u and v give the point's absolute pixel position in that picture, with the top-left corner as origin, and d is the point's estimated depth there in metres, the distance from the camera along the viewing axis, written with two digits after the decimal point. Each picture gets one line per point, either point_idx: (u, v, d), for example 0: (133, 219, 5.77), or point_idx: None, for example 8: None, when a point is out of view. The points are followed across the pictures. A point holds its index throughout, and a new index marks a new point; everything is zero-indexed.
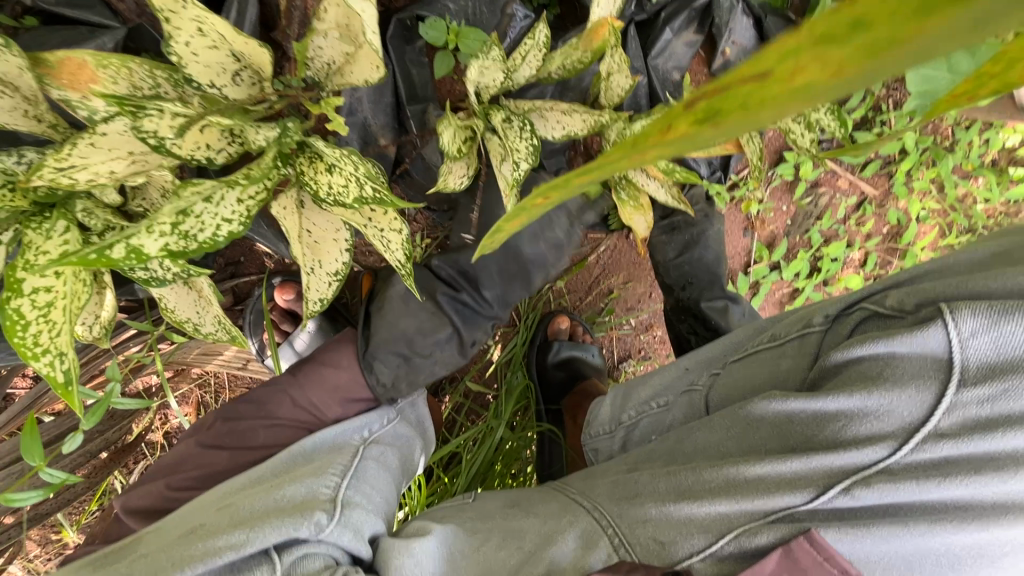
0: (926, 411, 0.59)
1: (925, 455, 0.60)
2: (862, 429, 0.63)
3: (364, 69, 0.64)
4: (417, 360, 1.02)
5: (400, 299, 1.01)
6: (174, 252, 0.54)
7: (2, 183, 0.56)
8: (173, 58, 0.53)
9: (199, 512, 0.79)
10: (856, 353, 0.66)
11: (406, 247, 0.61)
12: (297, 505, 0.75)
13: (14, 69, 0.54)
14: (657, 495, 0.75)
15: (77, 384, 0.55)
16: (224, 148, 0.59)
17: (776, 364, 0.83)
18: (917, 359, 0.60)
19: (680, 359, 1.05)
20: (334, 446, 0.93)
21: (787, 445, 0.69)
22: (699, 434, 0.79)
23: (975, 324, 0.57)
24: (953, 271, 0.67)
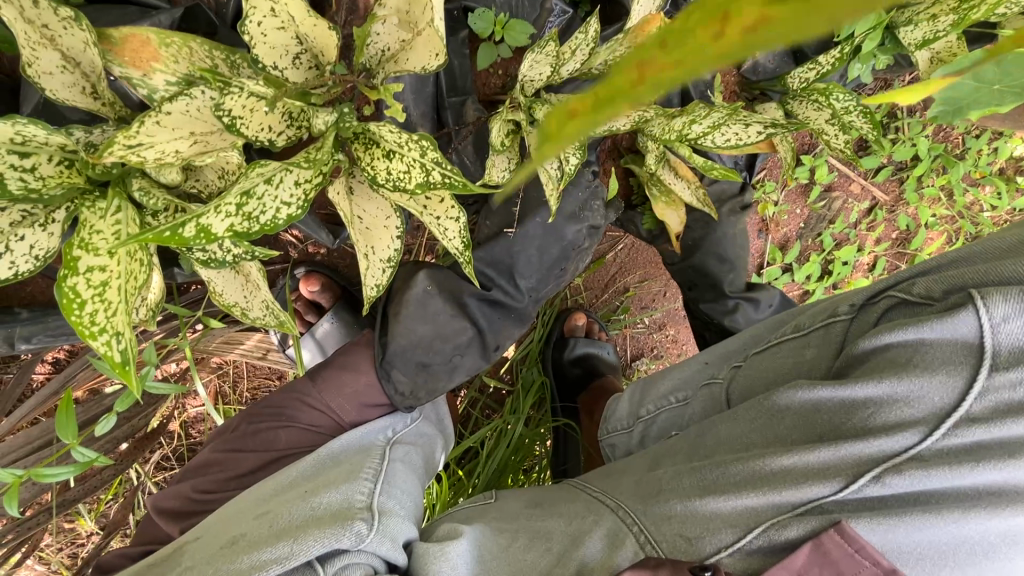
0: (957, 396, 0.57)
1: (959, 440, 0.57)
2: (892, 415, 0.60)
3: (421, 56, 0.63)
4: (436, 367, 0.98)
5: (419, 303, 0.95)
6: (238, 233, 0.54)
7: (60, 160, 0.55)
8: (244, 38, 0.54)
9: (236, 519, 0.79)
10: (886, 340, 0.64)
11: (464, 235, 0.61)
12: (334, 514, 0.74)
13: (79, 44, 0.53)
14: (680, 490, 0.72)
15: (134, 364, 0.54)
16: (284, 131, 0.60)
17: (799, 354, 0.80)
18: (947, 345, 0.58)
19: (698, 353, 1.01)
20: (360, 448, 0.92)
21: (814, 434, 0.66)
22: (721, 427, 0.76)
23: (1007, 309, 0.55)
24: (981, 258, 0.64)
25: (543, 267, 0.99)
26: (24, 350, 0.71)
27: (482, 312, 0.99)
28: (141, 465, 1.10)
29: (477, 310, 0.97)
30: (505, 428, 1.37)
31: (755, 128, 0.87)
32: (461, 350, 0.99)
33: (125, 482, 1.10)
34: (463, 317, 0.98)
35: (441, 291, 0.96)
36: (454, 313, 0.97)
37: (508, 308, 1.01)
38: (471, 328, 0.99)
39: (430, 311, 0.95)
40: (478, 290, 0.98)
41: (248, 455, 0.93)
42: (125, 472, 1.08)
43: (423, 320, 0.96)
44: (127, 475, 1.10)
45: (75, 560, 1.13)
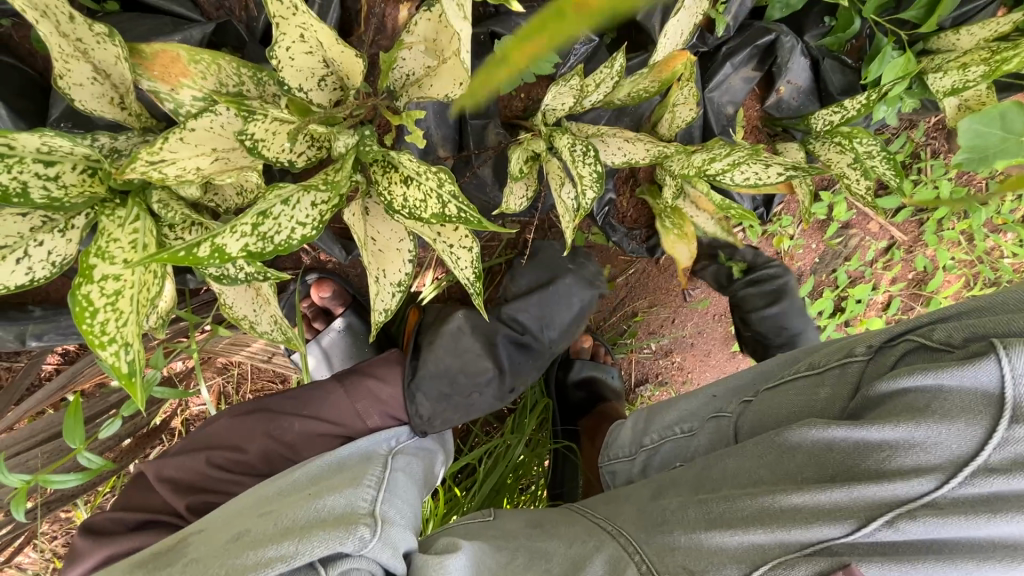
0: (976, 446, 0.54)
1: (973, 490, 0.54)
2: (907, 460, 0.57)
3: (445, 83, 0.63)
4: (457, 401, 1.00)
5: (453, 336, 1.01)
6: (253, 253, 0.54)
7: (84, 168, 0.56)
8: (272, 61, 0.55)
9: (242, 516, 0.77)
10: (903, 384, 0.59)
11: (476, 265, 0.61)
12: (338, 517, 0.72)
13: (110, 58, 0.54)
14: (686, 523, 0.69)
15: (140, 375, 0.55)
16: (304, 151, 0.61)
17: (812, 392, 0.76)
18: (967, 393, 0.55)
19: (707, 385, 0.98)
20: (362, 455, 0.90)
21: (825, 474, 0.63)
22: (728, 459, 0.72)
23: None
24: (1007, 306, 0.60)
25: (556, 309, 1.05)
26: (34, 346, 0.71)
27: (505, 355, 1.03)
28: (140, 461, 1.11)
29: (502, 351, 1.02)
30: (506, 447, 1.36)
31: (776, 170, 0.86)
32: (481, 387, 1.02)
33: (123, 477, 1.11)
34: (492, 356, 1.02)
35: (474, 328, 1.02)
36: (481, 351, 1.01)
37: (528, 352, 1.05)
38: (496, 368, 1.02)
39: (462, 344, 1.00)
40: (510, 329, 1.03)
41: (257, 444, 0.92)
42: (125, 468, 1.10)
43: (453, 350, 1.00)
44: (125, 470, 1.11)
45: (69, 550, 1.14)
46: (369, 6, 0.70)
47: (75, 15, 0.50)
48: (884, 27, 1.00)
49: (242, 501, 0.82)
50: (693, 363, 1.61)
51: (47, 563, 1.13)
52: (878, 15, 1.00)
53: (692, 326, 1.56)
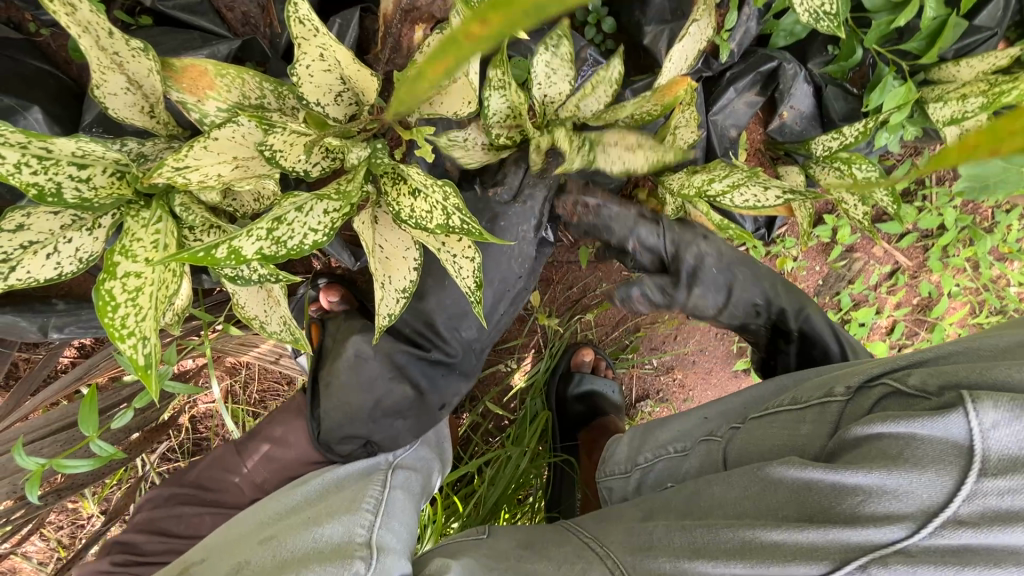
0: (946, 496, 0.55)
1: (944, 540, 0.55)
2: (880, 506, 0.58)
3: (455, 102, 0.66)
4: (378, 436, 0.96)
5: (349, 366, 0.93)
6: (267, 256, 0.57)
7: (114, 172, 0.59)
8: (292, 78, 0.58)
9: (243, 544, 0.83)
10: (877, 430, 0.61)
11: (477, 274, 0.64)
12: (335, 549, 0.78)
13: (143, 70, 0.58)
14: (667, 547, 0.69)
15: (156, 368, 0.58)
16: (320, 162, 0.64)
17: (794, 428, 0.75)
18: (938, 443, 0.56)
19: (700, 406, 1.00)
20: (360, 474, 0.94)
21: (803, 513, 0.63)
22: (713, 486, 0.73)
23: (997, 416, 0.53)
24: (977, 354, 0.65)
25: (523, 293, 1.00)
26: (55, 339, 0.74)
27: (422, 373, 0.96)
28: (147, 456, 1.15)
29: (417, 370, 0.95)
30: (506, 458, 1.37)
31: (774, 193, 0.88)
32: (397, 413, 0.96)
33: (130, 470, 1.15)
34: (403, 379, 0.95)
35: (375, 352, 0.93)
36: (390, 376, 0.94)
37: (450, 365, 0.98)
38: (411, 393, 0.96)
39: (363, 378, 0.93)
40: (415, 352, 0.94)
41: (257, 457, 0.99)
42: (132, 461, 1.13)
43: (355, 380, 0.93)
44: (133, 464, 1.15)
45: (73, 540, 1.18)
46: (386, 27, 0.74)
47: (114, 31, 0.54)
48: (886, 56, 1.03)
49: (244, 521, 0.89)
50: (694, 381, 1.62)
51: (53, 551, 1.18)
52: (881, 45, 1.02)
53: (694, 344, 1.57)
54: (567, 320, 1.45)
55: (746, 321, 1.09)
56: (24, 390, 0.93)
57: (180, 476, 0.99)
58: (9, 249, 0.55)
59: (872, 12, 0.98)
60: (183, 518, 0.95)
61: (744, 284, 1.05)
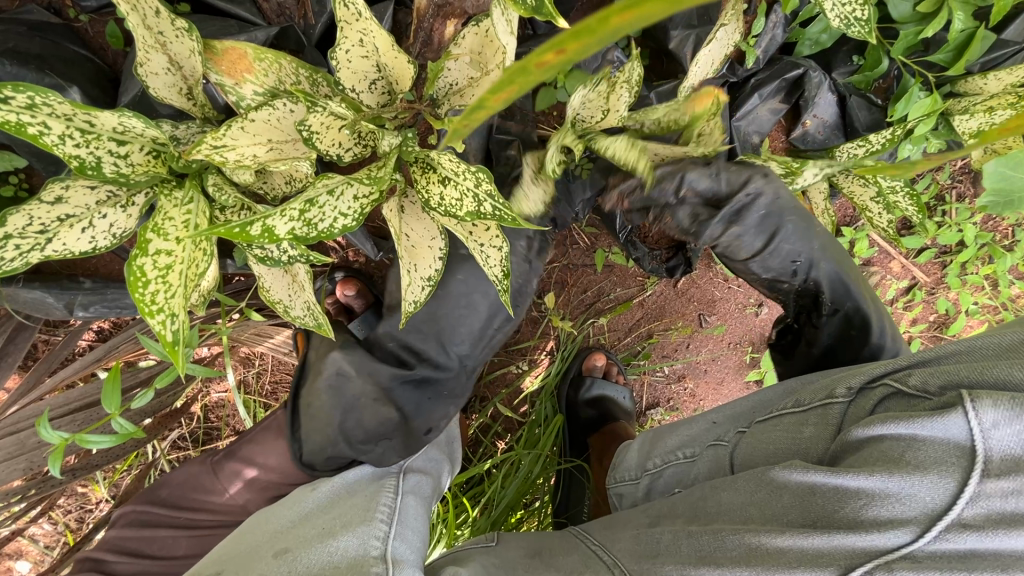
0: (949, 499, 0.54)
1: (949, 545, 0.53)
2: (884, 511, 0.56)
3: (487, 94, 0.67)
4: (364, 457, 0.93)
5: (332, 387, 0.91)
6: (298, 237, 0.57)
7: (151, 150, 0.59)
8: (331, 62, 0.59)
9: (257, 556, 0.81)
10: (878, 432, 0.60)
11: (504, 263, 0.64)
12: (350, 564, 0.75)
13: (185, 51, 0.59)
14: (676, 556, 0.68)
15: (183, 344, 0.58)
16: (351, 148, 0.65)
17: (797, 431, 0.74)
18: (940, 445, 0.55)
19: (708, 411, 0.97)
20: (373, 479, 0.93)
21: (808, 519, 0.61)
22: (722, 492, 0.71)
23: (996, 416, 0.52)
24: (979, 355, 0.61)
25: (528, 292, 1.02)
26: (80, 317, 0.75)
27: (408, 394, 0.94)
28: (157, 442, 1.15)
29: (402, 392, 0.93)
30: (516, 462, 1.36)
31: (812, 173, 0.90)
32: (381, 436, 0.93)
33: (141, 456, 1.16)
34: (387, 401, 0.93)
35: (359, 372, 0.91)
36: (376, 397, 0.92)
37: (435, 383, 0.95)
38: (397, 414, 0.93)
39: (347, 399, 0.91)
40: (400, 372, 0.92)
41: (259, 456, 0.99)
42: (143, 447, 1.13)
43: (338, 399, 0.91)
44: (144, 450, 1.16)
45: (80, 525, 1.18)
46: (419, 21, 0.75)
47: (161, 10, 0.56)
48: (912, 68, 1.03)
49: (257, 535, 0.87)
50: (706, 390, 1.60)
51: (58, 536, 1.18)
52: (907, 56, 1.02)
53: (706, 353, 1.56)
54: (581, 323, 1.45)
55: (777, 278, 0.93)
56: (44, 369, 0.93)
57: (153, 495, 0.99)
58: (46, 221, 0.56)
59: (899, 23, 0.98)
60: (156, 539, 0.96)
61: (794, 235, 0.89)
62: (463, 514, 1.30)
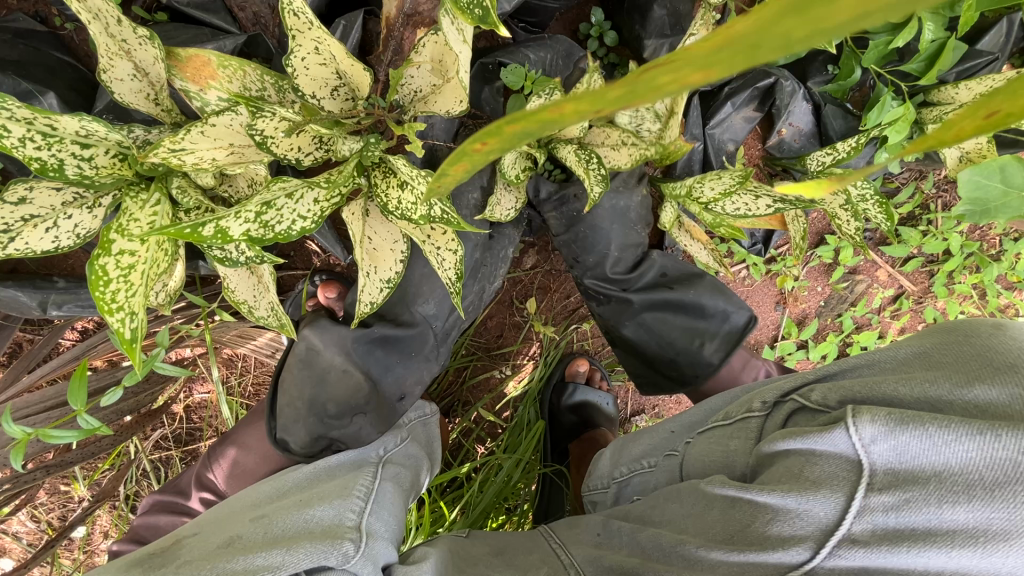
0: (839, 514, 0.55)
1: (843, 562, 0.54)
2: (785, 528, 0.57)
3: (448, 101, 0.69)
4: (336, 433, 0.92)
5: (302, 362, 0.91)
6: (253, 238, 0.59)
7: (116, 153, 0.61)
8: (289, 69, 0.61)
9: (233, 522, 0.80)
10: (782, 447, 0.61)
11: (458, 266, 0.66)
12: (325, 530, 0.74)
13: (150, 59, 0.61)
14: (625, 556, 0.70)
15: (141, 343, 0.60)
16: (312, 152, 0.66)
17: (724, 443, 0.73)
18: (834, 459, 0.56)
19: (666, 419, 0.95)
20: (353, 463, 0.90)
21: (728, 534, 0.61)
22: (664, 506, 0.71)
23: (874, 431, 0.53)
24: (879, 368, 0.64)
25: (503, 267, 0.99)
26: (54, 315, 0.77)
27: (378, 358, 0.92)
28: (139, 441, 1.17)
29: (370, 356, 0.91)
30: (497, 466, 1.36)
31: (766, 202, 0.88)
32: (352, 405, 0.92)
33: (123, 455, 1.17)
34: (355, 369, 0.91)
35: (325, 342, 0.90)
36: (343, 367, 0.90)
37: (401, 342, 0.93)
38: (365, 383, 0.92)
39: (317, 370, 0.90)
40: (363, 334, 0.91)
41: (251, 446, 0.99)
42: (125, 445, 1.15)
43: (309, 374, 0.90)
44: (126, 449, 1.17)
45: (63, 522, 1.20)
46: (388, 30, 0.77)
47: (122, 19, 0.57)
48: (887, 77, 1.03)
49: (239, 506, 0.86)
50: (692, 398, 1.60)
51: (42, 533, 1.20)
52: (881, 66, 1.03)
53: None
54: (564, 329, 1.45)
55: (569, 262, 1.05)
56: (23, 367, 0.95)
57: (172, 484, 1.04)
58: (10, 221, 0.58)
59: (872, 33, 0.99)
60: (156, 525, 0.98)
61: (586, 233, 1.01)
62: (440, 519, 1.29)
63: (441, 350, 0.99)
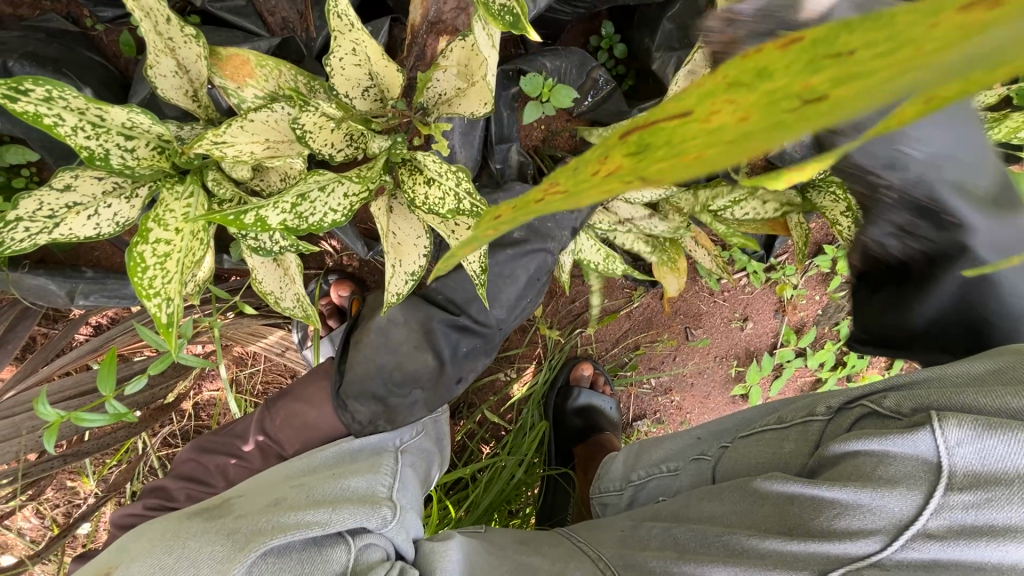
0: (914, 511, 0.56)
1: (915, 554, 0.56)
2: (854, 522, 0.59)
3: (472, 103, 0.72)
4: (394, 400, 0.95)
5: (379, 332, 0.93)
6: (289, 228, 0.62)
7: (155, 146, 0.63)
8: (326, 68, 0.64)
9: (276, 487, 0.83)
10: (855, 447, 0.62)
11: (482, 260, 0.69)
12: (361, 498, 0.78)
13: (192, 56, 0.64)
14: (657, 550, 0.72)
15: (177, 327, 0.62)
16: (343, 149, 0.69)
17: (778, 446, 0.77)
18: (910, 460, 0.58)
19: (693, 426, 0.98)
20: (373, 449, 0.92)
21: (784, 525, 0.64)
22: (705, 502, 0.74)
23: (961, 435, 0.55)
24: (950, 381, 0.64)
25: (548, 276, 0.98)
26: (81, 304, 0.79)
27: (453, 343, 0.96)
28: (148, 438, 1.17)
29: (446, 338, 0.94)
30: (504, 466, 1.37)
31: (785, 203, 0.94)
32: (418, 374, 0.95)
33: (131, 451, 1.17)
34: (427, 348, 0.94)
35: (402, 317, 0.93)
36: (417, 344, 0.94)
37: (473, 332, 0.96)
38: (433, 360, 0.95)
39: (391, 342, 0.93)
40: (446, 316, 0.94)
41: (313, 410, 0.95)
42: (134, 441, 1.15)
43: (381, 349, 0.93)
44: (134, 445, 1.18)
45: (67, 519, 1.20)
46: (413, 37, 0.80)
47: (171, 18, 0.60)
48: None
49: (280, 471, 0.88)
50: (692, 403, 1.62)
51: (45, 530, 1.19)
52: None
53: (692, 366, 1.59)
54: (568, 333, 1.47)
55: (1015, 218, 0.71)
56: (40, 359, 0.96)
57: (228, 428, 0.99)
58: (54, 208, 0.60)
59: None
60: (216, 466, 0.95)
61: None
62: (447, 519, 1.30)
63: (495, 345, 1.00)
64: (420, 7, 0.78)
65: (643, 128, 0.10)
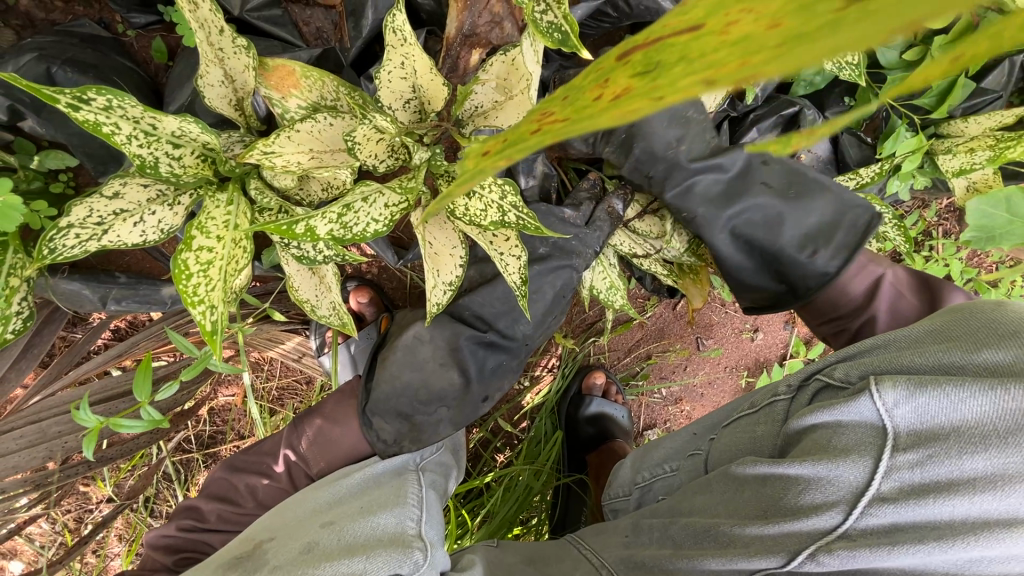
0: (867, 476, 0.57)
1: (875, 520, 0.56)
2: (818, 495, 0.60)
3: (510, 116, 0.70)
4: (419, 418, 0.94)
5: (407, 349, 0.92)
6: (336, 238, 0.62)
7: (200, 154, 0.64)
8: (374, 81, 0.65)
9: (303, 525, 0.85)
10: (811, 421, 0.65)
11: (523, 272, 0.69)
12: (391, 539, 0.80)
13: (240, 67, 0.64)
14: (657, 549, 0.73)
15: (221, 334, 0.62)
16: (385, 159, 0.70)
17: (751, 430, 0.79)
18: (858, 427, 0.60)
19: (690, 422, 0.98)
20: (395, 471, 0.92)
21: (759, 508, 0.65)
22: (697, 494, 0.74)
23: (896, 395, 0.58)
24: (898, 343, 0.67)
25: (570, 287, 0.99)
26: (113, 309, 0.79)
27: (478, 360, 0.94)
28: (163, 444, 1.17)
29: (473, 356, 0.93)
30: (517, 475, 1.37)
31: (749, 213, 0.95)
32: (442, 394, 0.93)
33: (145, 456, 1.17)
34: (453, 365, 0.93)
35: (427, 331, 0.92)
36: (443, 361, 0.92)
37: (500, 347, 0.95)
38: (459, 378, 0.93)
39: (418, 359, 0.92)
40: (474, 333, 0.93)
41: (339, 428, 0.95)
42: (149, 447, 1.14)
43: (408, 364, 0.92)
44: (149, 451, 1.17)
45: (79, 525, 1.18)
46: (447, 49, 0.80)
47: (224, 29, 0.61)
48: (900, 111, 1.09)
49: (303, 501, 0.89)
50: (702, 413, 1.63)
51: (55, 535, 1.17)
52: (895, 100, 1.09)
53: (703, 375, 1.60)
54: (582, 341, 1.47)
55: None
56: (64, 364, 0.95)
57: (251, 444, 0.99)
58: (103, 214, 0.60)
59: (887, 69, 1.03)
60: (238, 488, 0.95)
61: None
62: (463, 527, 1.31)
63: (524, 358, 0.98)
64: (456, 20, 0.79)
65: (644, 48, 0.11)
